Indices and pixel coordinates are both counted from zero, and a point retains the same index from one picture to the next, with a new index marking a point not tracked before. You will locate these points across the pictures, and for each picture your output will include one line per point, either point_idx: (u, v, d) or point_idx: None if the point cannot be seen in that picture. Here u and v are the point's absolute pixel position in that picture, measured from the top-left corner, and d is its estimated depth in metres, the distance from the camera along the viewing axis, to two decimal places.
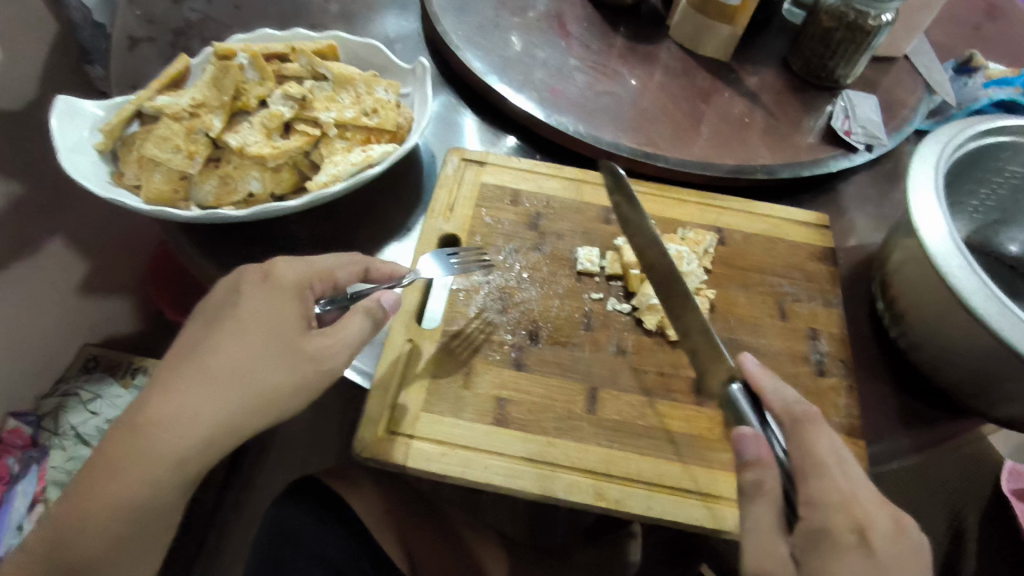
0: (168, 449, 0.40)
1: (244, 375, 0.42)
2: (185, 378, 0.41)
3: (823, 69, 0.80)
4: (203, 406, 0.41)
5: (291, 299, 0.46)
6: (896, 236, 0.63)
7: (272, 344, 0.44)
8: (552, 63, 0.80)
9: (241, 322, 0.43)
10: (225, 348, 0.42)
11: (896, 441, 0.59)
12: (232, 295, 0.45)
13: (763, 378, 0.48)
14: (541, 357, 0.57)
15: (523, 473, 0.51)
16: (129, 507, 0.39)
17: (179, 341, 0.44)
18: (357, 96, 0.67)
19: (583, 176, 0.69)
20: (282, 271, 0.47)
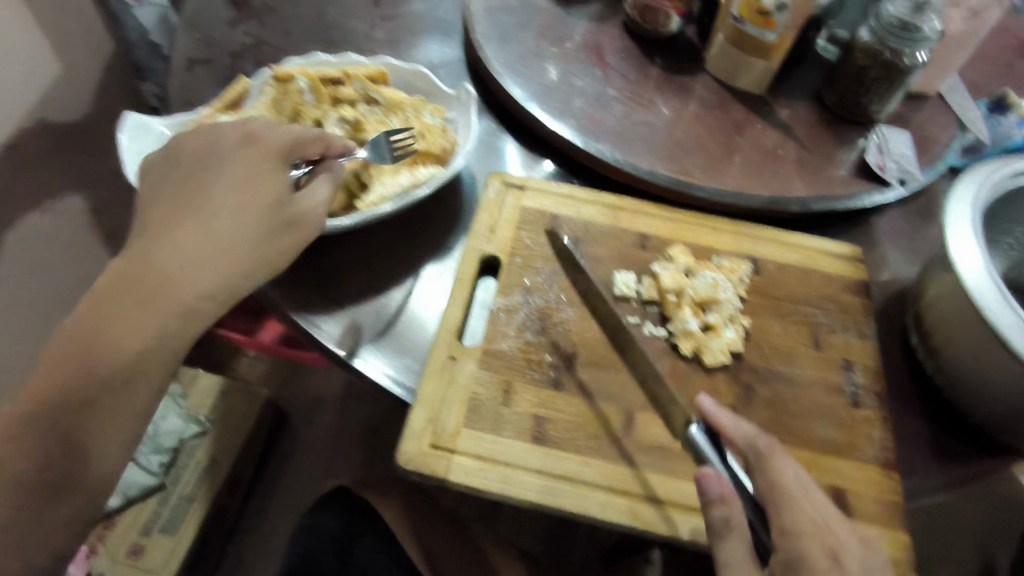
0: (172, 283, 0.51)
1: (232, 227, 0.53)
2: (187, 226, 0.53)
3: (857, 105, 0.82)
4: (202, 251, 0.52)
5: (275, 170, 0.57)
6: (931, 270, 0.64)
7: (258, 209, 0.55)
8: (590, 92, 0.82)
9: (233, 187, 0.55)
10: (221, 205, 0.54)
11: (929, 476, 0.59)
12: (224, 158, 0.56)
13: (722, 416, 0.51)
14: (579, 378, 0.59)
15: (560, 492, 0.53)
16: (137, 339, 0.50)
17: (178, 192, 0.55)
18: (406, 119, 0.70)
19: (621, 203, 0.71)
20: (268, 141, 0.57)
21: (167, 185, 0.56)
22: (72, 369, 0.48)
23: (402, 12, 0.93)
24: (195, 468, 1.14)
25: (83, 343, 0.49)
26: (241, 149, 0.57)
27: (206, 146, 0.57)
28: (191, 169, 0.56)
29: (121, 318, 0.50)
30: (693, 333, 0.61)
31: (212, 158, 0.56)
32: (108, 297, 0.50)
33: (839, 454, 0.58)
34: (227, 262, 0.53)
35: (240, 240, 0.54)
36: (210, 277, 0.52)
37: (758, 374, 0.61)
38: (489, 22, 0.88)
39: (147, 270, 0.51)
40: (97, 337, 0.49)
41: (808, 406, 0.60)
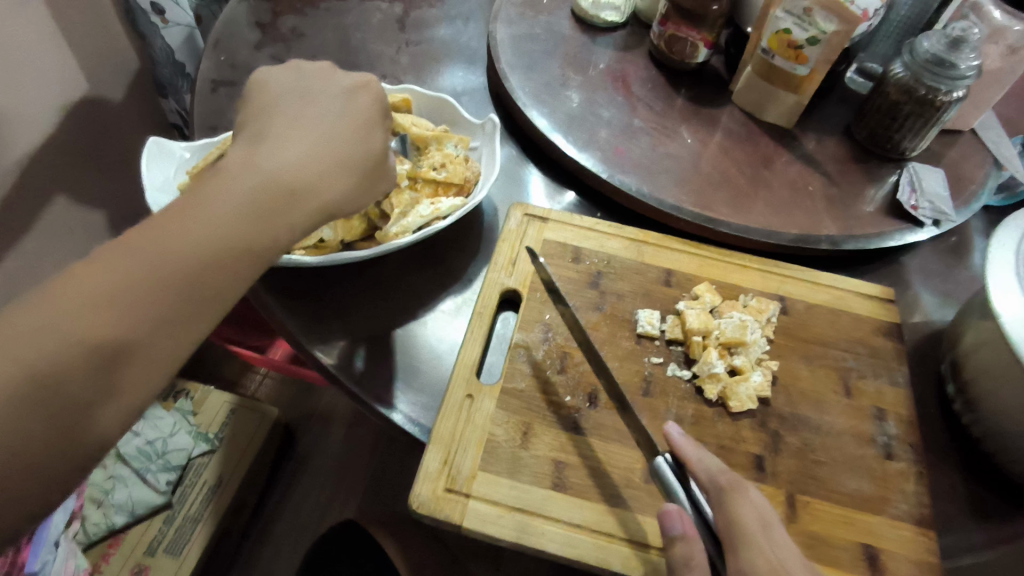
0: (249, 204, 0.45)
1: (337, 159, 0.50)
2: (288, 147, 0.49)
3: (888, 141, 0.80)
4: (297, 177, 0.48)
5: (381, 122, 0.55)
6: (968, 316, 0.61)
7: (362, 152, 0.52)
8: (616, 122, 0.81)
9: (346, 123, 0.52)
10: (329, 135, 0.51)
11: (968, 536, 0.56)
12: (335, 94, 0.54)
13: (687, 447, 0.50)
14: (601, 421, 0.57)
15: (579, 543, 0.51)
16: (177, 283, 0.42)
17: (268, 118, 0.51)
18: (430, 151, 0.70)
19: (645, 237, 0.70)
20: (378, 94, 0.56)
21: (268, 105, 0.52)
22: (75, 328, 0.39)
23: (426, 38, 0.93)
24: (200, 489, 1.12)
25: (127, 263, 0.41)
26: (352, 90, 0.55)
27: (316, 78, 0.54)
28: (294, 100, 0.52)
29: (185, 236, 0.43)
30: (719, 376, 0.59)
31: (321, 92, 0.53)
32: (165, 220, 0.44)
33: (872, 510, 0.55)
34: (319, 195, 0.49)
35: (341, 177, 0.50)
36: (297, 208, 0.48)
37: (787, 421, 0.59)
38: (513, 51, 0.87)
39: (227, 183, 0.46)
40: (148, 256, 0.42)
41: (838, 456, 0.57)
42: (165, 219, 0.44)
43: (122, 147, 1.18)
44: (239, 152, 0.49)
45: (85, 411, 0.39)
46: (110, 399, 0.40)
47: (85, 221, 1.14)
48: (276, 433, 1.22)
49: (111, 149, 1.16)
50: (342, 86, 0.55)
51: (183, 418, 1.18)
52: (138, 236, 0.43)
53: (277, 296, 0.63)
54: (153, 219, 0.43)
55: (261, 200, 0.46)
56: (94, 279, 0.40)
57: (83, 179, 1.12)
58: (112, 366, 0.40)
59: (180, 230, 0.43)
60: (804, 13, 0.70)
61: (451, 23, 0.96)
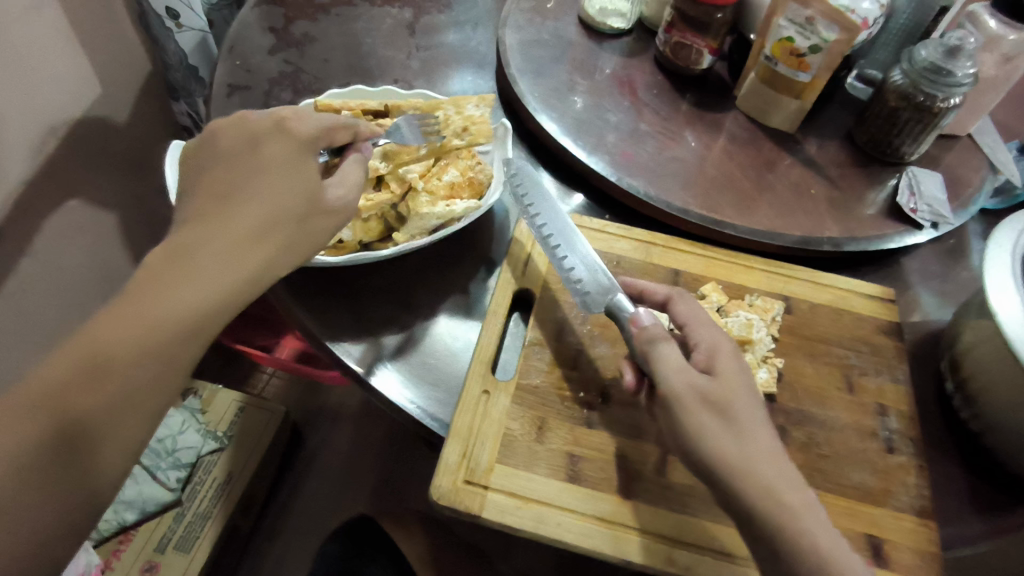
0: (222, 252, 0.49)
1: (262, 208, 0.52)
2: (217, 208, 0.51)
3: (887, 145, 0.82)
4: (228, 235, 0.50)
5: (308, 162, 0.56)
6: (966, 315, 0.63)
7: (290, 195, 0.53)
8: (623, 126, 0.83)
9: (269, 172, 0.53)
10: (253, 188, 0.52)
11: (968, 526, 0.58)
12: (256, 143, 0.54)
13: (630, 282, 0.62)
14: (612, 415, 0.58)
15: (595, 533, 0.53)
16: (173, 318, 0.46)
17: (226, 164, 0.54)
18: (446, 118, 0.71)
19: (653, 239, 0.72)
20: (321, 133, 0.58)
21: (196, 171, 0.54)
22: (90, 361, 0.43)
23: (437, 43, 0.95)
24: (212, 484, 1.14)
25: (126, 315, 0.45)
26: (272, 134, 0.55)
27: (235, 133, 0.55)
28: (246, 144, 0.54)
29: (173, 284, 0.47)
30: None
31: (240, 146, 0.54)
32: (160, 265, 0.48)
33: (875, 502, 0.57)
34: (253, 248, 0.51)
35: (273, 225, 0.52)
36: (237, 262, 0.50)
37: (792, 416, 0.61)
38: (522, 56, 0.90)
39: (206, 230, 0.50)
40: (142, 305, 0.46)
41: (842, 451, 0.59)
42: (149, 279, 0.47)
43: (134, 151, 1.20)
44: (180, 220, 0.51)
45: (104, 435, 0.44)
46: (123, 431, 0.44)
47: (97, 223, 1.17)
48: (283, 432, 1.24)
49: (123, 152, 1.18)
50: (266, 130, 0.55)
51: (192, 415, 1.20)
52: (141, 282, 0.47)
53: (297, 296, 0.65)
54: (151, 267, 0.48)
55: (203, 262, 0.48)
56: (108, 318, 0.45)
57: (96, 182, 1.13)
58: (105, 421, 0.44)
59: (145, 302, 0.46)
60: (806, 21, 0.72)
61: (460, 29, 0.98)
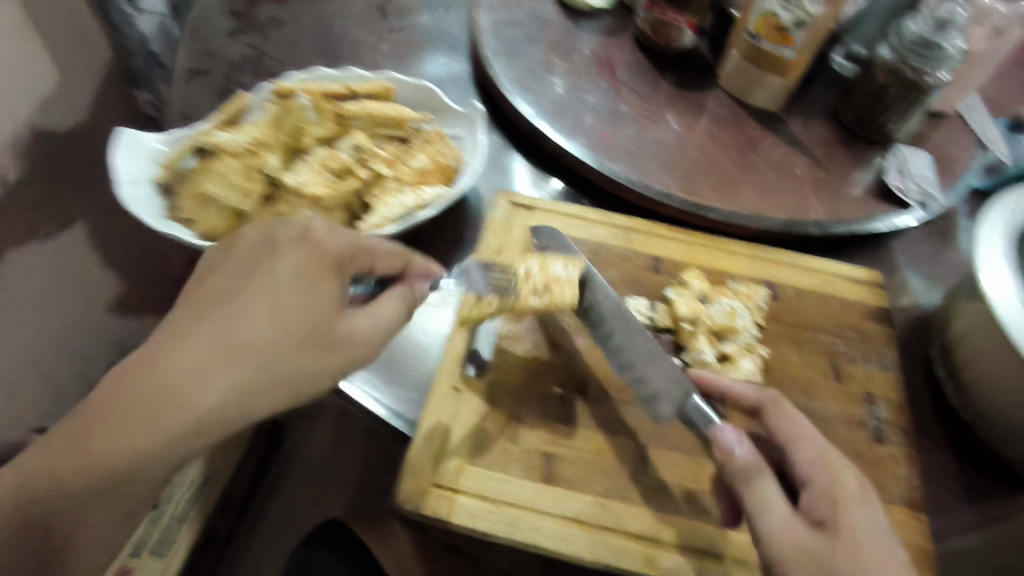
0: (207, 365, 0.41)
1: (249, 338, 0.42)
2: (199, 326, 0.42)
3: (874, 124, 0.80)
4: (202, 372, 0.41)
5: (326, 279, 0.45)
6: (958, 298, 0.61)
7: (288, 322, 0.43)
8: (601, 108, 0.80)
9: (268, 290, 0.43)
10: (247, 308, 0.42)
11: (958, 516, 0.57)
12: (270, 248, 0.45)
13: (718, 379, 0.53)
14: (589, 410, 0.56)
15: (573, 536, 0.50)
16: (151, 428, 0.40)
17: (235, 267, 0.44)
18: (527, 273, 0.57)
19: (634, 225, 0.69)
20: (334, 245, 0.46)
21: (206, 265, 0.46)
22: (72, 452, 0.40)
23: (408, 25, 0.91)
24: (189, 487, 1.04)
25: (105, 412, 0.40)
26: (291, 241, 0.45)
27: (257, 230, 0.46)
28: (253, 250, 0.44)
29: (155, 384, 0.40)
30: (710, 364, 0.59)
31: (254, 247, 0.45)
32: (146, 360, 0.41)
33: None
34: (228, 387, 0.41)
35: (256, 360, 0.42)
36: (204, 403, 0.41)
37: None
38: (496, 37, 0.86)
39: (193, 338, 0.41)
40: (121, 406, 0.40)
41: (829, 443, 0.57)
42: (133, 374, 0.40)
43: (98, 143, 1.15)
44: (163, 327, 0.43)
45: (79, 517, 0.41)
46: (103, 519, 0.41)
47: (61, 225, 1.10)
48: (261, 432, 1.21)
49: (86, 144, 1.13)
50: (282, 236, 0.45)
51: None
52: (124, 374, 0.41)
53: None
54: (138, 360, 0.41)
55: (166, 399, 0.40)
56: (94, 408, 0.40)
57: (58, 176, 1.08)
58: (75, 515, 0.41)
59: (107, 437, 0.40)
60: None
61: (432, 9, 0.94)
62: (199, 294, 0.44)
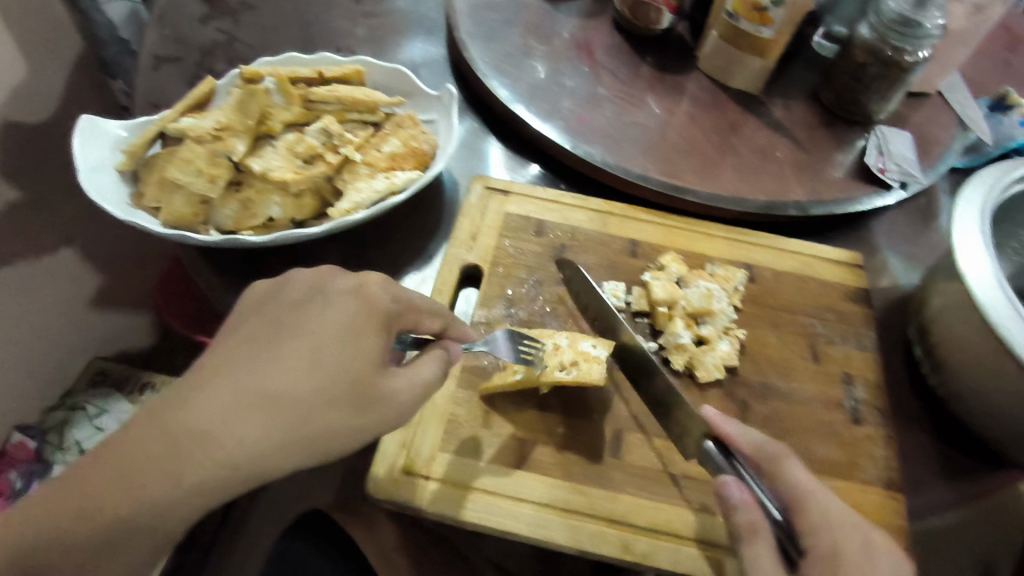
0: (233, 415, 0.38)
1: (282, 390, 0.39)
2: (233, 371, 0.39)
3: (855, 104, 0.79)
4: (229, 422, 0.37)
5: (374, 334, 0.42)
6: (936, 278, 0.60)
7: (328, 376, 0.40)
8: (579, 91, 0.79)
9: (309, 341, 0.40)
10: (288, 357, 0.40)
11: (935, 495, 0.56)
12: (320, 298, 0.43)
13: (725, 422, 0.49)
14: (562, 395, 0.55)
15: (547, 522, 0.50)
16: (167, 477, 0.37)
17: (279, 319, 0.42)
18: (556, 346, 0.55)
19: (611, 209, 0.68)
20: (382, 300, 0.44)
21: (251, 308, 0.44)
22: (83, 494, 0.37)
23: (383, 8, 0.89)
24: None
25: (121, 456, 0.37)
26: (343, 292, 0.43)
27: (309, 279, 0.45)
28: (299, 300, 0.43)
29: (175, 432, 0.37)
30: (686, 347, 0.58)
31: (302, 297, 0.43)
32: (172, 405, 0.38)
33: (840, 475, 0.54)
34: (253, 442, 0.38)
35: (287, 415, 0.38)
36: (225, 454, 0.37)
37: (755, 389, 0.58)
38: (472, 20, 0.84)
39: (223, 385, 0.38)
40: (139, 450, 0.37)
41: (806, 423, 0.57)
42: (158, 418, 0.38)
43: None
44: (196, 369, 0.40)
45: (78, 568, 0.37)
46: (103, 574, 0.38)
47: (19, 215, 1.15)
48: None
49: None
50: (331, 288, 0.44)
51: None
52: (150, 417, 0.38)
53: (229, 284, 0.61)
54: (166, 404, 0.38)
55: (185, 449, 0.37)
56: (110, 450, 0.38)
57: None
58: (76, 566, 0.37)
59: (119, 484, 0.37)
60: None
61: None
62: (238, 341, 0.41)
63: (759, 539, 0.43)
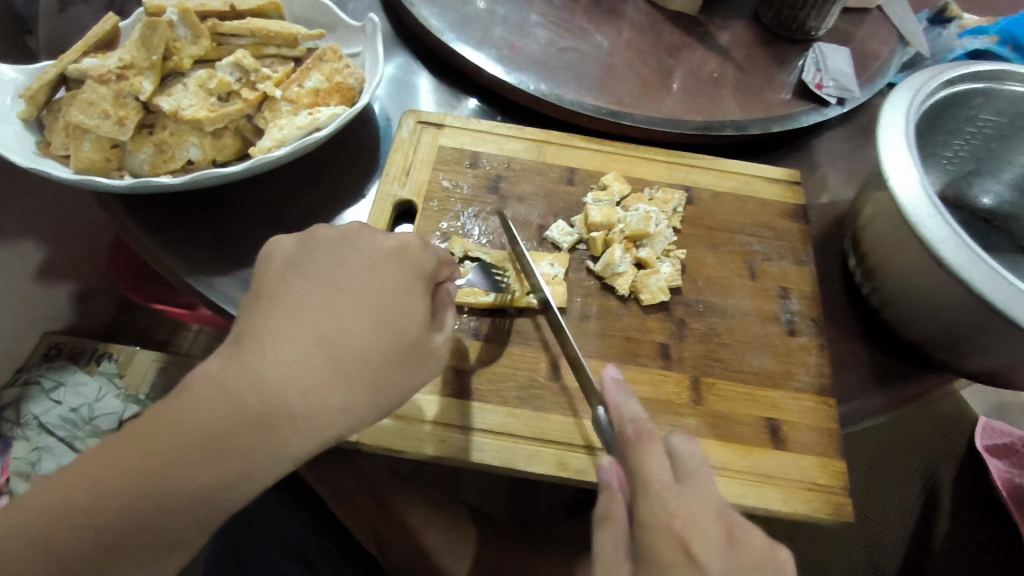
0: (285, 391, 0.33)
1: (342, 350, 0.35)
2: (288, 336, 0.34)
3: (794, 22, 0.77)
4: (288, 396, 0.33)
5: (419, 286, 0.39)
6: (867, 188, 0.60)
7: (385, 335, 0.36)
8: (513, 19, 0.76)
9: (356, 303, 0.36)
10: (342, 314, 0.36)
11: (869, 400, 0.58)
12: (357, 259, 0.38)
13: (613, 392, 0.45)
14: (498, 326, 0.56)
15: (484, 446, 0.50)
16: (211, 460, 0.32)
17: (316, 281, 0.37)
18: (519, 271, 0.58)
19: (547, 137, 0.66)
20: (420, 258, 0.40)
21: (282, 270, 0.38)
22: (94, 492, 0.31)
23: None
24: None
25: (149, 444, 0.31)
26: (384, 252, 0.39)
27: (339, 236, 0.40)
28: (335, 261, 0.38)
29: (216, 411, 0.32)
30: (626, 272, 0.58)
31: (338, 256, 0.38)
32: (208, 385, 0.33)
33: (775, 385, 0.56)
34: (318, 408, 0.34)
35: (345, 380, 0.35)
36: (292, 422, 0.33)
37: (692, 308, 0.58)
38: None
39: (267, 358, 0.34)
40: (173, 435, 0.32)
41: (741, 338, 0.57)
42: (193, 400, 0.32)
43: None
44: (238, 338, 0.35)
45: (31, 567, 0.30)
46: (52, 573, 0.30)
47: None
48: None
49: None
50: (368, 249, 0.39)
51: (112, 382, 1.01)
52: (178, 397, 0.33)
53: (153, 233, 0.57)
54: (198, 381, 0.33)
55: (229, 429, 0.32)
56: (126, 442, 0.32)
57: None
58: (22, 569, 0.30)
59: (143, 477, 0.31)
60: None
61: None
62: (267, 304, 0.36)
63: (614, 529, 0.41)
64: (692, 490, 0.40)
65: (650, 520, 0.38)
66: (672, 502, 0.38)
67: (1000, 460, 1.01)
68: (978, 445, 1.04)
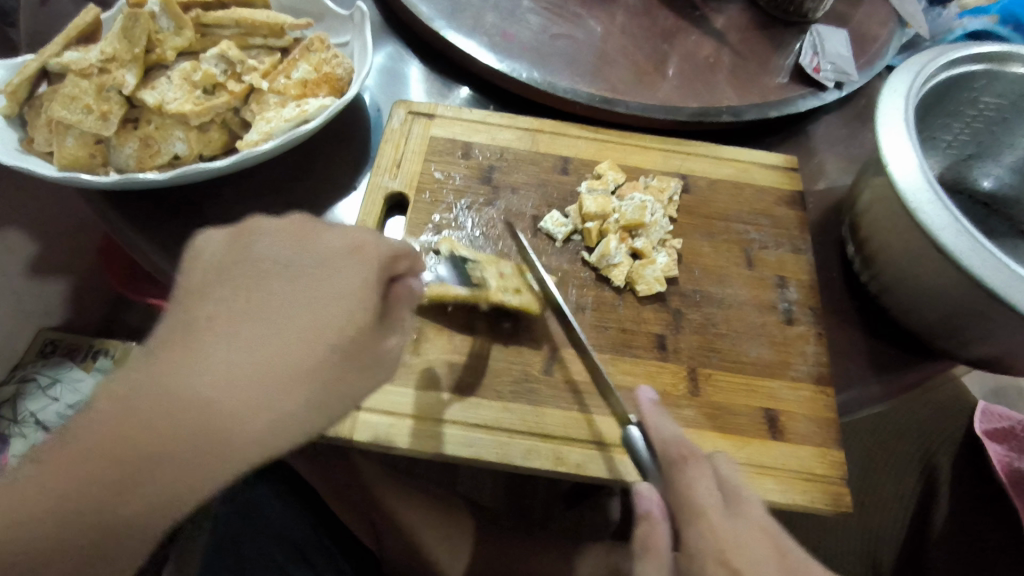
0: (219, 402, 0.32)
1: (282, 357, 0.33)
2: (229, 349, 0.33)
3: (791, 4, 0.76)
4: (225, 406, 0.32)
5: (371, 284, 0.37)
6: (866, 174, 0.59)
7: (329, 341, 0.35)
8: (504, 5, 0.74)
9: (299, 307, 0.35)
10: (284, 319, 0.34)
11: (867, 388, 0.58)
12: (304, 258, 0.36)
13: (653, 415, 0.44)
14: (492, 320, 0.55)
15: (477, 442, 0.49)
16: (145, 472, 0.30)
17: (262, 281, 0.35)
18: (500, 273, 0.55)
19: (540, 126, 0.65)
20: (374, 252, 0.38)
21: (226, 269, 0.36)
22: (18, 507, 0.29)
23: None
24: None
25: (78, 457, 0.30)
26: (335, 250, 0.37)
27: (289, 232, 0.37)
28: (281, 260, 0.36)
29: (149, 421, 0.31)
30: (622, 263, 0.57)
31: (287, 255, 0.36)
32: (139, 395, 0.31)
33: (773, 375, 0.55)
34: (255, 419, 0.32)
35: (287, 388, 0.33)
36: (233, 432, 0.32)
37: (689, 299, 0.58)
38: None
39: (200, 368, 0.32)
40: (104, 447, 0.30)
41: (738, 327, 0.57)
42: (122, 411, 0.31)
43: None
44: (173, 343, 0.33)
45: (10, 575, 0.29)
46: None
47: None
48: None
49: None
50: (319, 246, 0.37)
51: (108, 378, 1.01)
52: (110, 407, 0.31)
53: (139, 228, 0.57)
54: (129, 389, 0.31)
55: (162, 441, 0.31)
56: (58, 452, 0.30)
57: None
58: None
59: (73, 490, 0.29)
60: None
61: None
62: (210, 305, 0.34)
63: (656, 557, 0.40)
64: (740, 517, 0.41)
65: (701, 548, 0.39)
66: (723, 531, 0.39)
67: (1000, 444, 1.01)
68: (977, 429, 1.03)
